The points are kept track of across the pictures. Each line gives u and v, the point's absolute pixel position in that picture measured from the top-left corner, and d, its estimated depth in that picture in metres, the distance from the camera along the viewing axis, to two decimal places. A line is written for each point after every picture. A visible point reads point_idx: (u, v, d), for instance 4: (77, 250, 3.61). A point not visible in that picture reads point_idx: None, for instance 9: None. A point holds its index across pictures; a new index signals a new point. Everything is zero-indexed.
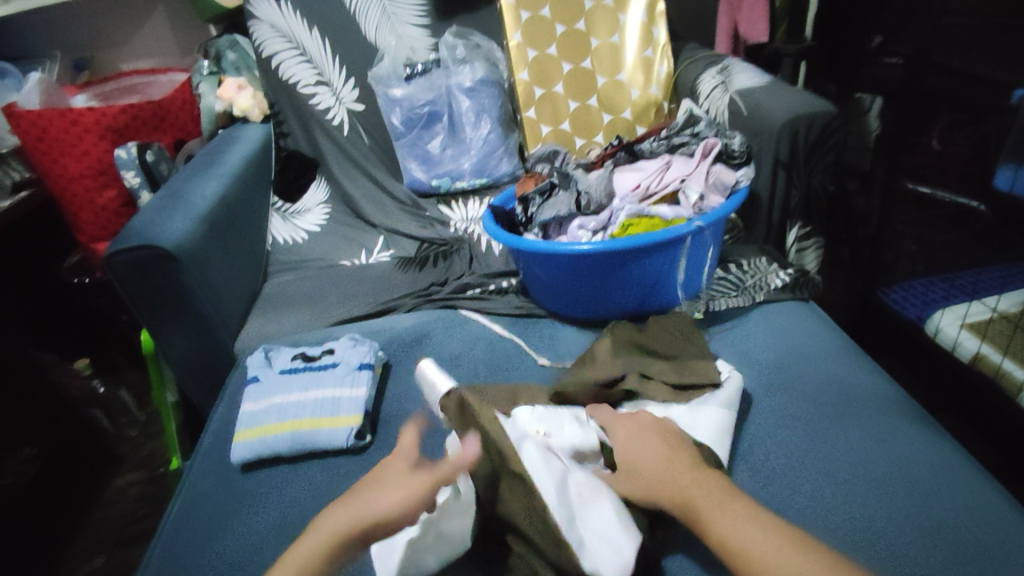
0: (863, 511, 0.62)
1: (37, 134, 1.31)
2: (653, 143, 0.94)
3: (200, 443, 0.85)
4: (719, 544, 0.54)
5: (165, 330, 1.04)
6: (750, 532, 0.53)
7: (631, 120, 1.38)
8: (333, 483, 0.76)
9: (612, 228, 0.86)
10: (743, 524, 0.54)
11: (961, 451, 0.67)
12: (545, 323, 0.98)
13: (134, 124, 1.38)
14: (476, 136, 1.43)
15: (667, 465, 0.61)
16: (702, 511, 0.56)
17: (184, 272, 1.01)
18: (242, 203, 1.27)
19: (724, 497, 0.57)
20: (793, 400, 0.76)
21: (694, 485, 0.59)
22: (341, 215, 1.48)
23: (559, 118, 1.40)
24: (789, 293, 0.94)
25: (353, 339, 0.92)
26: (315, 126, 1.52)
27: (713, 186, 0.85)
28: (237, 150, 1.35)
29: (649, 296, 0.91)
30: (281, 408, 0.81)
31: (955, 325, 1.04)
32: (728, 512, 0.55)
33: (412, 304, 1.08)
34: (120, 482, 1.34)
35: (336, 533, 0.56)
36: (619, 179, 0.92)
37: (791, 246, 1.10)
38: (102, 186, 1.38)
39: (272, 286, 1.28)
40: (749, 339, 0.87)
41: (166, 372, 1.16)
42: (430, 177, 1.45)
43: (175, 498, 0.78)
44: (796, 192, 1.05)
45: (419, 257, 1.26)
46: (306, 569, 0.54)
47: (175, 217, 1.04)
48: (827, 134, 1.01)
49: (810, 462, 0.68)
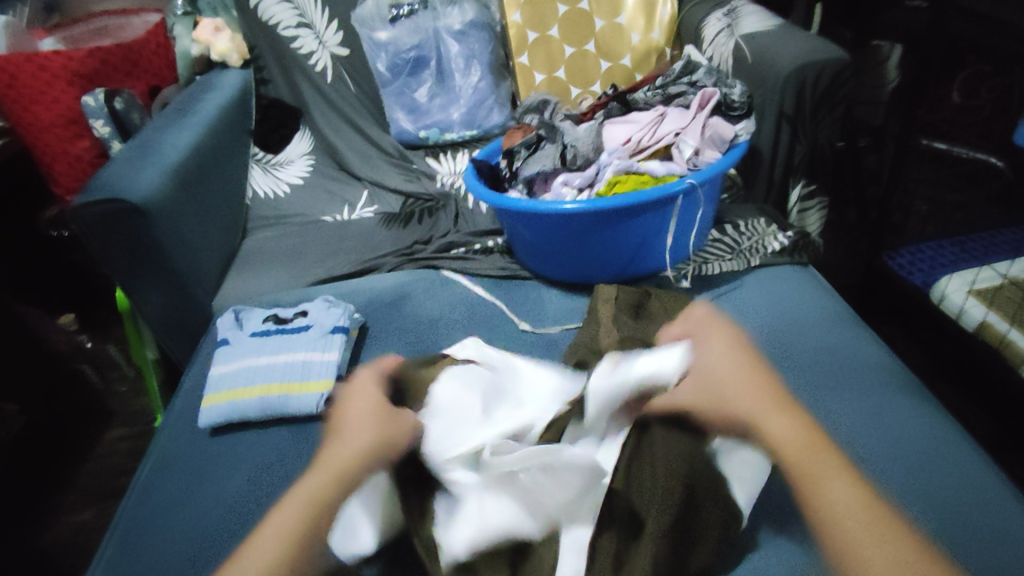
0: None
1: (6, 80, 1.23)
2: (647, 92, 0.88)
3: (172, 405, 0.83)
4: (817, 502, 0.48)
5: (139, 288, 1.00)
6: (851, 496, 0.47)
7: (630, 68, 1.28)
8: (303, 448, 0.73)
9: (599, 186, 0.80)
10: (844, 486, 0.48)
11: (957, 428, 0.64)
12: (530, 285, 0.94)
13: (104, 69, 1.30)
14: (466, 84, 1.37)
15: (770, 417, 0.54)
16: (808, 469, 0.49)
17: (155, 227, 0.96)
18: (218, 154, 1.21)
19: (825, 457, 0.51)
20: (784, 371, 0.72)
21: (802, 445, 0.51)
22: (325, 168, 1.43)
23: (553, 65, 1.32)
24: (787, 256, 0.89)
25: (328, 300, 0.88)
26: (297, 72, 1.44)
27: (711, 139, 0.78)
28: (214, 97, 1.28)
29: (638, 258, 0.86)
30: (251, 371, 0.78)
31: (962, 291, 0.99)
32: (832, 473, 0.49)
33: (393, 263, 1.04)
34: (109, 436, 1.34)
35: (328, 471, 0.55)
36: (608, 133, 0.85)
37: (793, 206, 1.03)
38: (73, 136, 1.30)
39: (253, 242, 1.24)
40: (742, 305, 0.83)
41: (145, 330, 1.13)
42: (417, 128, 1.39)
43: (144, 463, 0.76)
44: (801, 148, 0.98)
45: (403, 214, 1.21)
46: (298, 519, 0.52)
47: (144, 169, 0.99)
48: (838, 85, 0.93)
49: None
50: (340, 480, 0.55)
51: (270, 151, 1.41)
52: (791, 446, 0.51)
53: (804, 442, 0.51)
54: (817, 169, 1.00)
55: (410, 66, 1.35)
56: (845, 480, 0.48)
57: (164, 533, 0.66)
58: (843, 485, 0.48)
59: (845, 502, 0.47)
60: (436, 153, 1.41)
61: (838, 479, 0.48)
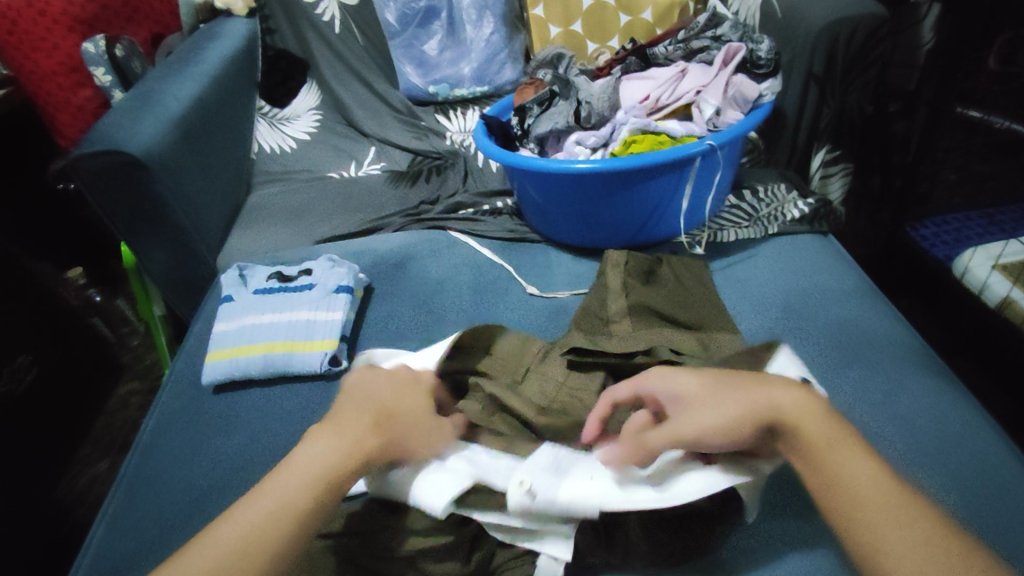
0: None
1: (5, 27, 1.19)
2: (668, 47, 0.83)
3: (176, 362, 0.82)
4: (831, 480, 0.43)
5: (143, 244, 0.99)
6: (860, 466, 0.43)
7: (651, 22, 1.22)
8: (304, 408, 0.73)
9: (614, 145, 0.76)
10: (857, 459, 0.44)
11: (976, 408, 0.62)
12: (539, 248, 0.92)
13: (104, 15, 1.27)
14: (478, 37, 1.32)
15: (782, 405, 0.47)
16: (819, 444, 0.44)
17: (157, 181, 0.94)
18: (223, 107, 1.17)
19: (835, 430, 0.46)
20: (797, 343, 0.70)
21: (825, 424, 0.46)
22: (333, 123, 1.39)
23: (570, 18, 1.26)
24: (807, 225, 0.86)
25: (332, 259, 0.87)
26: (304, 22, 1.38)
27: (733, 99, 0.74)
28: (218, 46, 1.24)
29: (651, 222, 0.83)
30: (254, 329, 0.78)
31: (986, 265, 0.96)
32: (845, 446, 0.44)
33: (400, 223, 1.02)
34: (123, 389, 1.40)
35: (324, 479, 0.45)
36: (626, 90, 0.81)
37: (814, 172, 0.99)
38: (75, 86, 1.28)
39: (258, 198, 1.22)
40: (757, 274, 0.80)
41: (151, 286, 1.13)
42: (427, 83, 1.35)
43: (148, 419, 0.76)
44: (829, 111, 0.93)
45: (411, 172, 1.19)
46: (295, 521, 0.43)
47: (144, 120, 0.96)
48: (872, 44, 0.87)
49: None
50: (330, 492, 0.45)
51: (276, 104, 1.37)
52: (794, 419, 0.46)
53: (814, 423, 0.45)
54: (845, 133, 0.95)
55: (420, 17, 1.31)
56: (852, 455, 0.44)
57: (167, 489, 0.67)
58: (854, 460, 0.44)
59: (856, 476, 0.43)
60: (445, 110, 1.37)
61: (848, 457, 0.44)
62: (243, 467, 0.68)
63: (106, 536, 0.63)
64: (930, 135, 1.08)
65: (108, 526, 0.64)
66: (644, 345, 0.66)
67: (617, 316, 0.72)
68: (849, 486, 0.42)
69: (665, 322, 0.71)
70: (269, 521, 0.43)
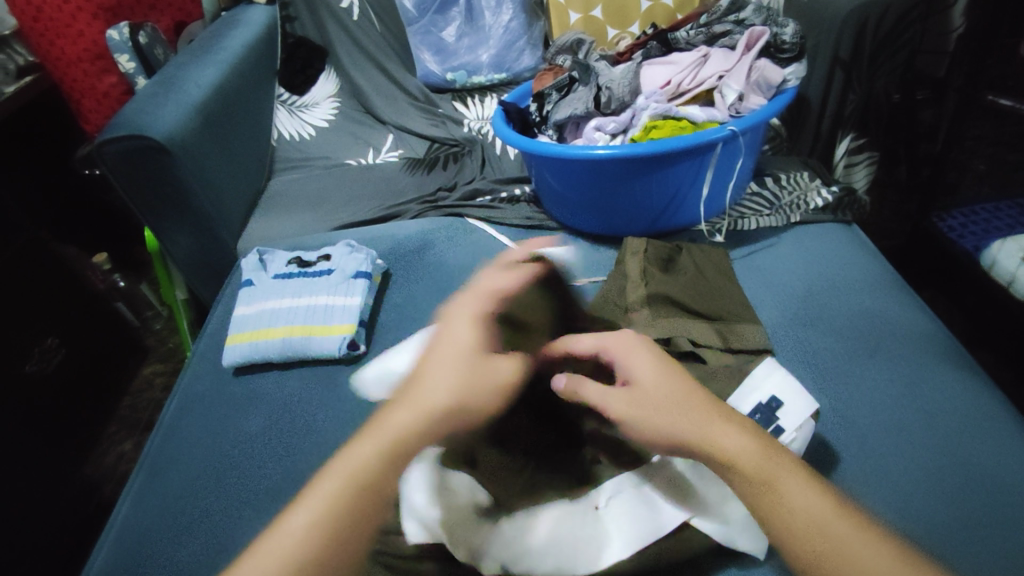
0: (880, 458, 0.56)
1: (32, 14, 1.21)
2: (690, 31, 0.82)
3: (197, 344, 0.84)
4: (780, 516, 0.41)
5: (166, 229, 1.01)
6: (802, 497, 0.42)
7: (672, 7, 1.21)
8: (322, 391, 0.74)
9: (633, 132, 0.75)
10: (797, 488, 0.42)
11: (1003, 401, 0.60)
12: (556, 236, 0.92)
13: (128, 2, 1.29)
14: (496, 24, 1.31)
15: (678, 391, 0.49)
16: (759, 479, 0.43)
17: (179, 166, 0.95)
18: (243, 93, 1.18)
19: (776, 459, 0.44)
20: (818, 333, 0.69)
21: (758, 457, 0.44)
22: (352, 110, 1.39)
23: (590, 3, 1.24)
24: (830, 214, 0.84)
25: (351, 245, 0.87)
26: (323, 9, 1.39)
27: (756, 84, 0.73)
28: (239, 33, 1.24)
29: (669, 210, 0.83)
30: (273, 313, 0.79)
31: (1015, 258, 0.93)
32: (784, 474, 0.43)
33: (417, 210, 1.02)
34: (147, 371, 1.44)
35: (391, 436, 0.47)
36: (647, 75, 0.80)
37: (839, 160, 0.97)
38: (100, 72, 1.30)
39: (277, 185, 1.23)
40: (777, 263, 0.79)
41: (174, 270, 1.15)
42: (444, 70, 1.34)
43: (171, 399, 0.78)
44: (854, 97, 0.91)
45: (429, 159, 1.19)
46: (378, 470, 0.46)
47: (166, 106, 0.97)
48: (903, 26, 0.86)
49: (828, 401, 0.62)
50: (398, 451, 0.47)
51: (295, 91, 1.38)
52: (737, 458, 0.44)
53: (754, 453, 0.44)
54: (869, 120, 0.94)
55: (438, 4, 1.31)
56: (802, 481, 0.43)
57: (189, 467, 0.68)
58: (805, 488, 0.42)
59: (809, 506, 0.41)
60: (463, 97, 1.36)
61: (795, 484, 0.42)
62: (262, 448, 0.69)
63: (131, 513, 0.65)
64: (961, 123, 1.05)
65: (133, 502, 0.66)
66: (664, 336, 0.65)
67: (636, 306, 0.70)
68: (795, 509, 0.41)
69: (684, 313, 0.70)
70: (309, 538, 0.42)
